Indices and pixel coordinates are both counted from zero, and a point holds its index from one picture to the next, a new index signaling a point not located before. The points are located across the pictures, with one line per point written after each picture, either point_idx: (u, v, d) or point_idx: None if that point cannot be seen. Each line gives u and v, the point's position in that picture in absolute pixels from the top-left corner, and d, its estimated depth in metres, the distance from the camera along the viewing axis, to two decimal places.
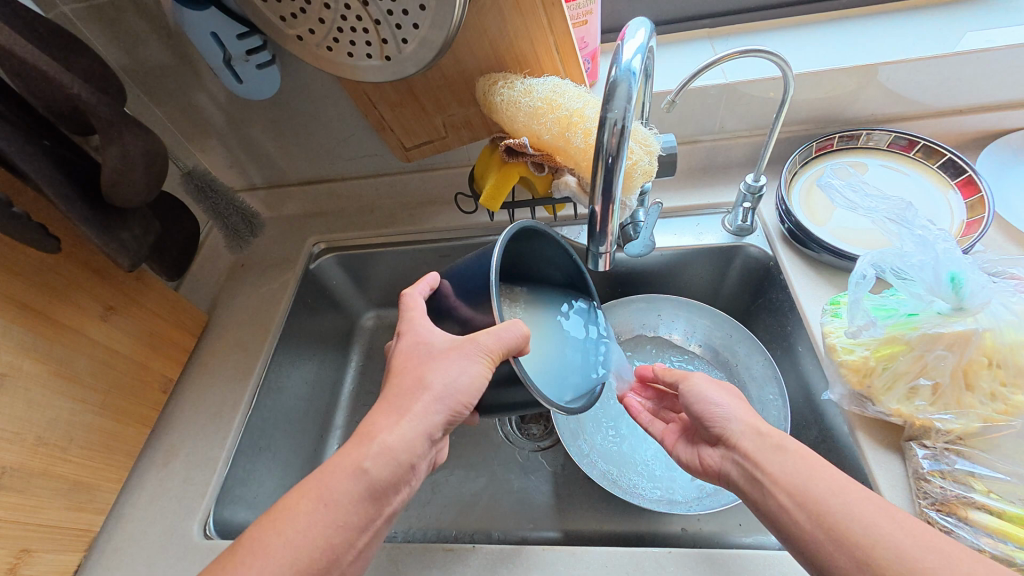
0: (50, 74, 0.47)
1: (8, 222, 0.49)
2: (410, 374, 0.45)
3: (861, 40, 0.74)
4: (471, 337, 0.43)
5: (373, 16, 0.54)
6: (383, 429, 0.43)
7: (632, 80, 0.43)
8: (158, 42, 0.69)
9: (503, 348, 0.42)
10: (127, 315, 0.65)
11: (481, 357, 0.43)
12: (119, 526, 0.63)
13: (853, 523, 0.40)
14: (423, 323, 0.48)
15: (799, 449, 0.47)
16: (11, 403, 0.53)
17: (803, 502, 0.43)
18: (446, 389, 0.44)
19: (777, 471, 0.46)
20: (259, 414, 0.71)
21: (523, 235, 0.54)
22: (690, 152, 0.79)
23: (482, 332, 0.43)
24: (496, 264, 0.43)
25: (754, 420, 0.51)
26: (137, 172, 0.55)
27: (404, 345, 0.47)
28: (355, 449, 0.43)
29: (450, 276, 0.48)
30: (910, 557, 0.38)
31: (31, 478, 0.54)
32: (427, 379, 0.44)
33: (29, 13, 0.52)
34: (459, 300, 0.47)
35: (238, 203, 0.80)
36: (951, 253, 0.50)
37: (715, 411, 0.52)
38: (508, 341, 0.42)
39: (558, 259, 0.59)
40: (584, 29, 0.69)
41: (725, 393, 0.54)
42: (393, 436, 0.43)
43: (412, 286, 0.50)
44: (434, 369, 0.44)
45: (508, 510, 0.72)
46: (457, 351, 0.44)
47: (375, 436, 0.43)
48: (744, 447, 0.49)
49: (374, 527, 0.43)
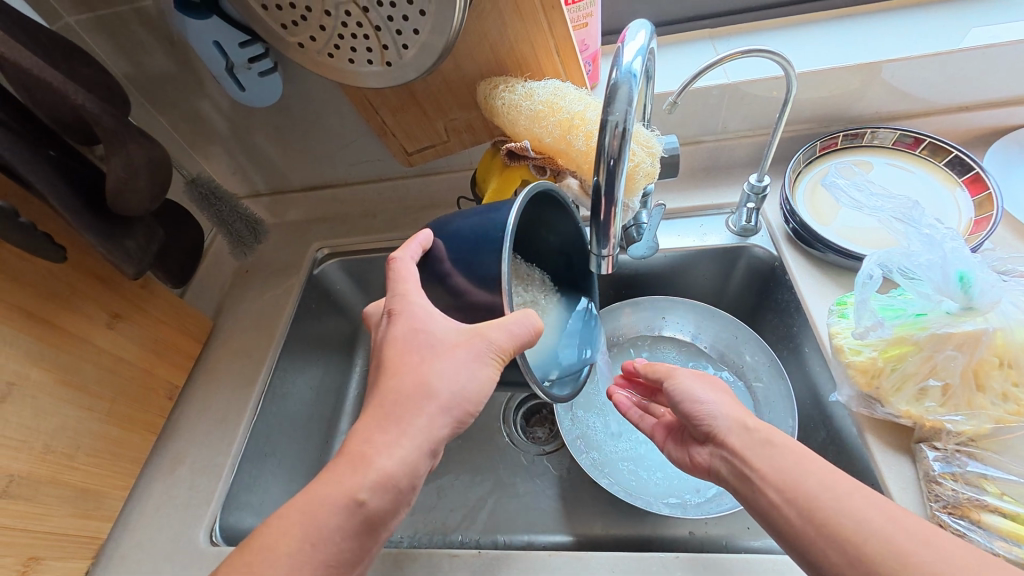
0: (54, 84, 0.48)
1: (14, 232, 0.49)
2: (413, 375, 0.43)
3: (864, 38, 0.73)
4: (481, 333, 0.42)
5: (373, 23, 0.54)
6: (381, 452, 0.41)
7: (633, 82, 0.43)
8: (162, 52, 0.69)
9: (515, 346, 0.43)
10: (132, 323, 0.65)
11: (492, 357, 0.42)
12: (126, 533, 0.63)
13: (865, 529, 0.39)
14: (419, 300, 0.45)
15: (787, 443, 0.46)
16: (18, 412, 0.53)
17: (794, 498, 0.43)
18: (453, 396, 0.43)
19: (768, 468, 0.45)
20: (264, 420, 0.71)
21: (542, 199, 0.53)
22: (693, 152, 0.79)
23: (493, 328, 0.42)
24: (511, 232, 0.43)
25: (741, 415, 0.50)
26: (142, 180, 0.55)
27: (401, 332, 0.44)
28: (353, 477, 0.40)
29: (447, 239, 0.47)
30: (914, 558, 0.37)
31: (39, 485, 0.54)
32: (431, 384, 0.43)
33: (33, 25, 0.52)
34: (457, 269, 0.45)
35: (241, 210, 0.81)
36: (959, 252, 0.49)
37: (699, 409, 0.51)
38: (521, 336, 0.42)
39: (565, 238, 0.58)
40: (584, 31, 0.69)
41: (710, 388, 0.53)
42: (393, 462, 0.41)
43: (401, 249, 0.47)
44: (439, 367, 0.43)
45: (514, 516, 0.72)
46: (465, 345, 0.43)
47: (372, 462, 0.41)
48: (732, 444, 0.48)
49: (372, 549, 0.42)
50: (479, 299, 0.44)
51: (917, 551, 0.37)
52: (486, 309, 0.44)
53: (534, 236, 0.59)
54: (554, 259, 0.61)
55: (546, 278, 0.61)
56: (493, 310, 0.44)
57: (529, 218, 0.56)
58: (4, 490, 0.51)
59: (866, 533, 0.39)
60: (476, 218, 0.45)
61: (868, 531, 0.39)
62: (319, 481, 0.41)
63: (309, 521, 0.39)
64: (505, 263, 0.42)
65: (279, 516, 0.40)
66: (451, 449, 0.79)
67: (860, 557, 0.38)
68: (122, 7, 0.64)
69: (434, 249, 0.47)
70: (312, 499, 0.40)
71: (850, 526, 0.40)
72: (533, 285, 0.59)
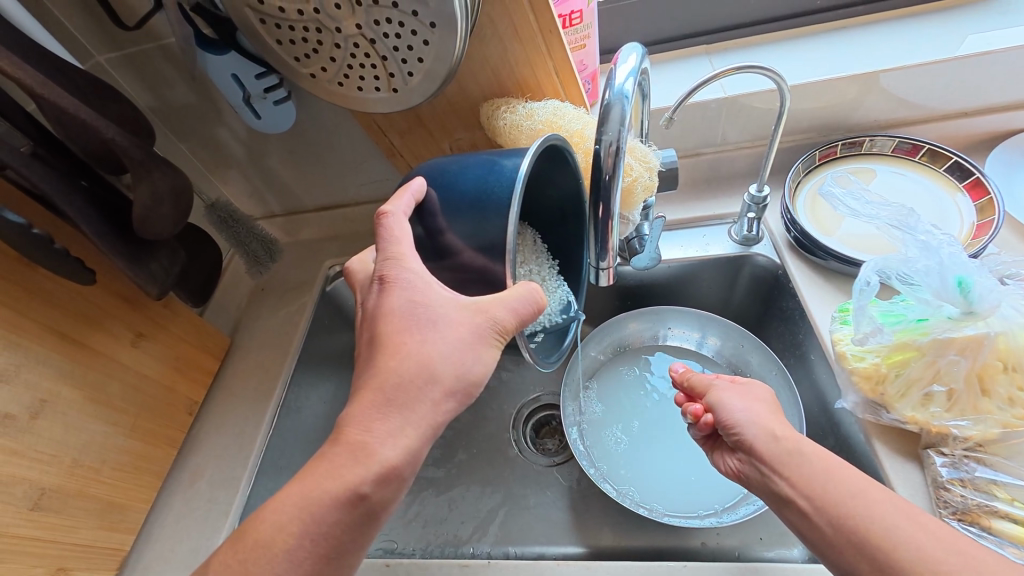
0: (89, 122, 0.52)
1: (50, 259, 0.53)
2: (414, 356, 0.43)
3: (860, 50, 0.75)
4: (484, 311, 0.44)
5: (380, 53, 0.57)
6: (383, 445, 0.42)
7: (625, 102, 0.46)
8: (183, 84, 0.74)
9: (518, 323, 0.45)
10: (156, 341, 0.68)
11: (494, 337, 0.44)
12: (147, 544, 0.65)
13: (893, 537, 0.40)
14: (416, 266, 0.45)
15: (815, 452, 0.46)
16: (50, 428, 0.56)
17: (822, 507, 0.43)
18: (458, 380, 0.44)
19: (796, 477, 0.45)
20: (280, 433, 0.74)
21: (551, 158, 0.53)
22: (693, 165, 0.81)
23: (497, 306, 0.44)
24: (519, 192, 0.44)
25: (771, 422, 0.50)
26: (166, 207, 0.59)
27: (398, 304, 0.44)
28: (356, 468, 0.41)
29: (443, 190, 0.47)
30: (944, 567, 0.38)
31: (68, 498, 0.57)
32: (435, 365, 0.43)
33: (64, 62, 0.56)
34: (450, 226, 0.45)
35: (258, 231, 0.87)
36: (956, 257, 0.50)
37: (733, 417, 0.51)
38: (525, 314, 0.45)
39: (569, 208, 0.59)
40: (583, 52, 0.72)
41: (746, 398, 0.53)
42: (396, 454, 0.42)
43: (393, 204, 0.45)
44: (443, 345, 0.43)
45: (524, 527, 0.72)
46: (469, 324, 0.44)
47: (374, 453, 0.42)
48: (760, 452, 0.48)
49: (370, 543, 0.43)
50: (472, 261, 0.45)
51: (946, 557, 0.39)
52: (481, 274, 0.45)
53: (536, 193, 0.59)
54: (555, 227, 0.61)
55: (541, 242, 0.63)
56: (490, 275, 0.45)
57: (537, 177, 0.57)
58: (37, 503, 0.54)
59: (895, 541, 0.40)
60: (478, 173, 0.46)
61: (896, 539, 0.40)
62: (318, 473, 0.42)
63: (311, 519, 0.41)
64: (512, 225, 0.43)
65: (284, 519, 0.41)
66: (461, 461, 0.80)
67: (886, 566, 0.39)
68: (147, 45, 0.69)
69: (426, 201, 0.47)
70: (312, 493, 0.41)
71: (879, 540, 0.40)
72: (524, 248, 0.60)
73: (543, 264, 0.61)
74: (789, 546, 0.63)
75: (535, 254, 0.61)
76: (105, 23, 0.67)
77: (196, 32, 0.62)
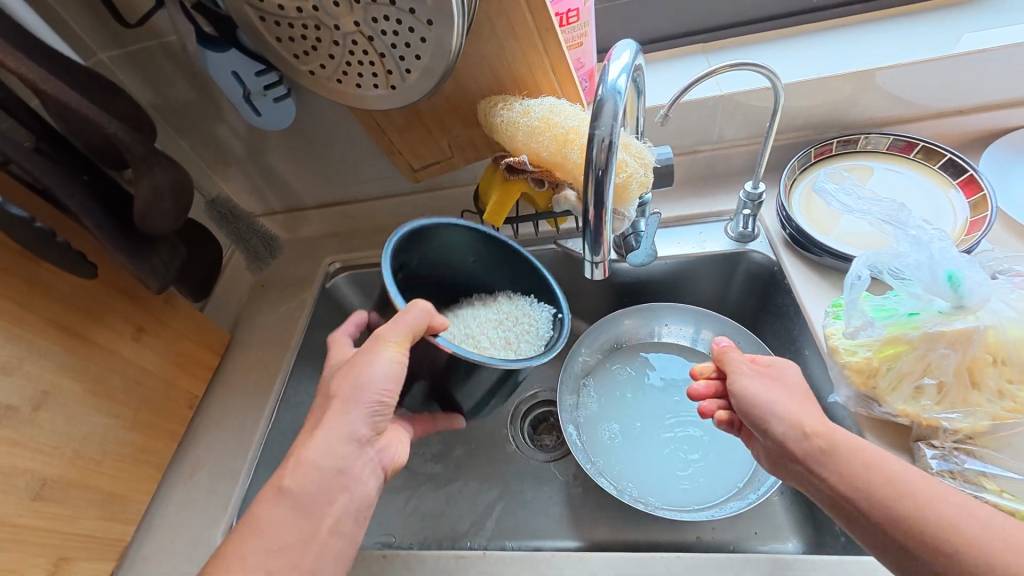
0: (91, 117, 0.53)
1: (52, 252, 0.54)
2: (335, 400, 0.52)
3: (856, 48, 0.75)
4: (379, 336, 0.53)
5: (378, 50, 0.57)
6: (308, 449, 0.50)
7: (618, 98, 0.47)
8: (184, 82, 0.75)
9: (406, 328, 0.53)
10: (156, 335, 0.69)
11: (390, 344, 0.52)
12: (147, 536, 0.66)
13: None
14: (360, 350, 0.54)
15: (836, 445, 0.46)
16: (53, 420, 0.57)
17: (852, 503, 0.44)
18: (361, 394, 0.52)
19: (830, 476, 0.46)
20: (279, 427, 0.74)
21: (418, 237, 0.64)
22: (689, 162, 0.81)
23: (386, 328, 0.53)
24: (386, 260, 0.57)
25: (800, 414, 0.49)
26: (166, 202, 0.59)
27: (333, 376, 0.54)
28: (289, 471, 0.49)
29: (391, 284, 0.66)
30: None
31: (69, 489, 0.58)
32: (340, 391, 0.52)
33: (67, 59, 0.57)
34: None
35: (257, 228, 0.86)
36: (947, 251, 0.50)
37: (761, 412, 0.50)
38: (409, 320, 0.53)
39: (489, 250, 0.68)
40: (580, 49, 0.73)
41: (773, 388, 0.52)
42: (313, 451, 0.49)
43: (337, 330, 0.65)
44: (351, 377, 0.52)
45: (521, 520, 0.73)
46: (369, 355, 0.53)
47: (301, 458, 0.49)
48: (791, 450, 0.48)
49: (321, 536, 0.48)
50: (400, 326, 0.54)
51: None
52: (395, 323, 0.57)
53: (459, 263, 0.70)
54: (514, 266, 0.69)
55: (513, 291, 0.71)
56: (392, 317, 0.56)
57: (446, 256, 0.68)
58: (39, 493, 0.55)
59: None
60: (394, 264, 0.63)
61: None
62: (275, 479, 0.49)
63: None
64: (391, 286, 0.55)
65: None
66: (459, 457, 0.80)
67: None
68: (149, 42, 0.70)
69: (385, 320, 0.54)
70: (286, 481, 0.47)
71: None
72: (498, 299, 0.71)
73: (519, 303, 0.69)
74: (782, 541, 0.65)
75: (509, 301, 0.70)
76: (107, 21, 0.68)
77: (197, 29, 0.62)
